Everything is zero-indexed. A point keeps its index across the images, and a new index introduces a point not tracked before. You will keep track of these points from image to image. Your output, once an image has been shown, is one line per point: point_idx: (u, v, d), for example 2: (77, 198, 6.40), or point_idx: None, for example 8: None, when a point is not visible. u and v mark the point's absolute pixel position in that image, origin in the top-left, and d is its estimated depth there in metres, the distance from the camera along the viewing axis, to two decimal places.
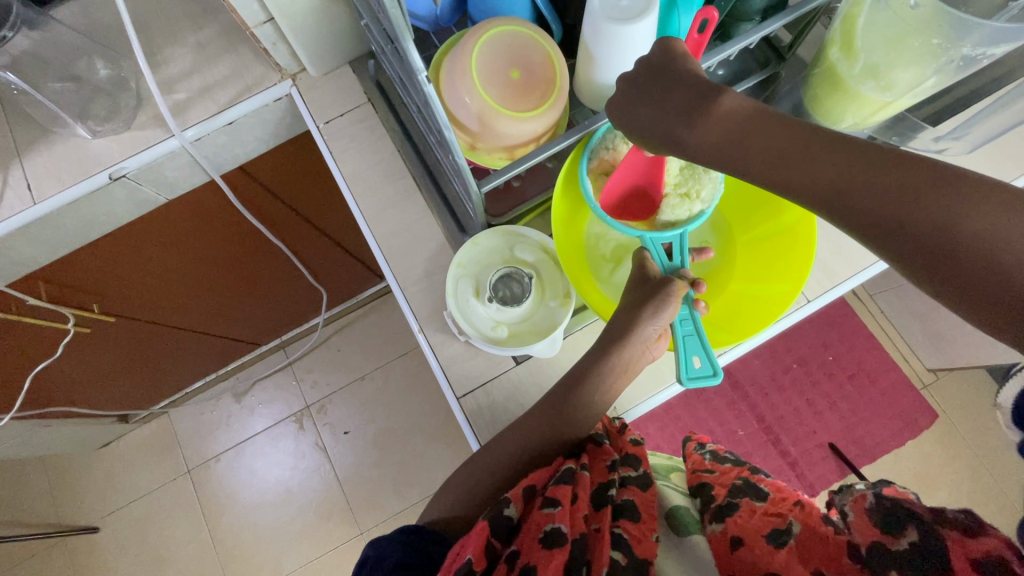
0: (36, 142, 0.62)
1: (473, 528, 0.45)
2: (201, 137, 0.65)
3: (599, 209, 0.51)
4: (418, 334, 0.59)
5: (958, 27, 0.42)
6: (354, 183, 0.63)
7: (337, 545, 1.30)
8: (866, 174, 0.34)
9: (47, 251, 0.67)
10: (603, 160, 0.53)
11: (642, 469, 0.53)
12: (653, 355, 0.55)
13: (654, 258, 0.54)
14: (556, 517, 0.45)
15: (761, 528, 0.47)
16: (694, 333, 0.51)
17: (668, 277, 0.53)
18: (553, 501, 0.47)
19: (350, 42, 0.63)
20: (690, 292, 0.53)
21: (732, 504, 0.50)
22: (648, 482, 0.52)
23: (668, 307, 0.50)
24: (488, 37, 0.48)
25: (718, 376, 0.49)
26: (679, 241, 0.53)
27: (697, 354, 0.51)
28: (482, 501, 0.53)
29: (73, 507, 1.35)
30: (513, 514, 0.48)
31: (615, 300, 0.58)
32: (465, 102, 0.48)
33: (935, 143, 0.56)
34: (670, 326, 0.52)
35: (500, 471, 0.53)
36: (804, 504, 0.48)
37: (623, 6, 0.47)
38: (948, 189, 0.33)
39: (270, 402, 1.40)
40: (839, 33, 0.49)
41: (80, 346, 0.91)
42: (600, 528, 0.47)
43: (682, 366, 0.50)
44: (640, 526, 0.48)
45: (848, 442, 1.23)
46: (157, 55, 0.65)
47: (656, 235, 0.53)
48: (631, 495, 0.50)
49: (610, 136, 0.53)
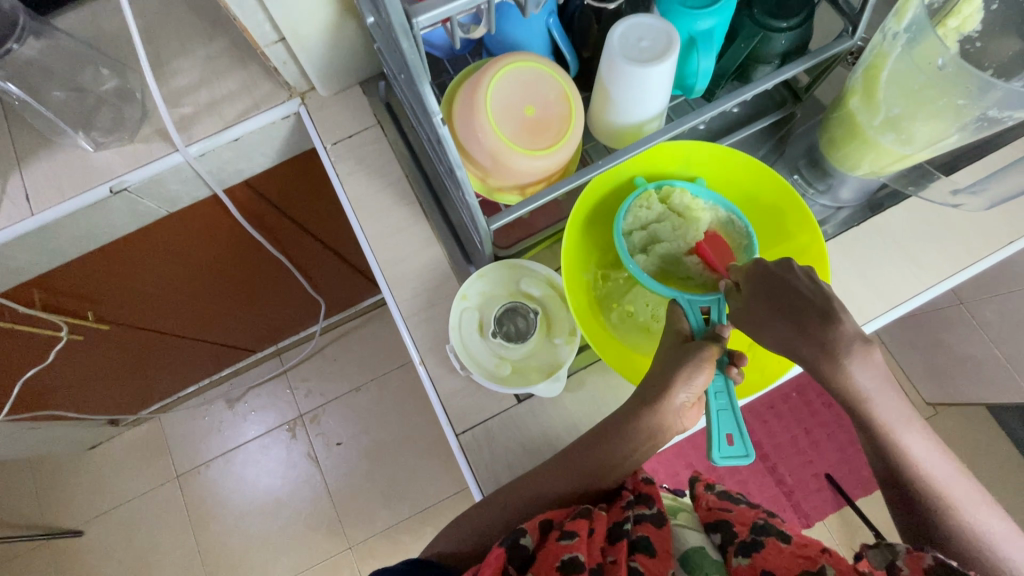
0: (37, 151, 0.61)
1: (489, 553, 0.45)
2: (205, 153, 0.64)
3: (631, 263, 0.51)
4: (419, 366, 0.57)
5: (981, 88, 0.40)
6: (360, 207, 0.62)
7: (325, 557, 1.28)
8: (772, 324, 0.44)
9: (42, 260, 0.66)
10: (637, 215, 0.54)
11: (657, 507, 0.52)
12: (683, 425, 0.52)
13: (689, 319, 0.50)
14: (574, 547, 0.45)
15: (793, 567, 0.46)
16: (728, 408, 0.47)
17: (698, 339, 0.48)
18: (570, 532, 0.47)
19: (362, 63, 0.62)
20: (723, 356, 0.48)
21: (756, 541, 0.49)
22: (664, 519, 0.50)
23: (700, 372, 0.46)
24: (507, 70, 0.47)
25: (752, 458, 0.43)
26: (718, 303, 0.50)
27: (731, 433, 0.46)
28: (480, 542, 0.52)
29: (57, 510, 1.33)
30: (529, 543, 0.46)
31: (646, 361, 0.55)
32: (478, 139, 0.47)
33: (951, 197, 0.53)
34: (704, 393, 0.48)
35: (500, 513, 0.51)
36: (832, 553, 0.47)
37: (644, 47, 0.46)
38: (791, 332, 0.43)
39: (263, 409, 1.38)
40: (861, 83, 0.48)
41: (71, 353, 0.89)
42: (615, 560, 0.46)
43: (714, 444, 0.45)
44: (657, 563, 0.47)
45: (846, 473, 1.22)
46: (165, 68, 0.64)
47: (694, 295, 0.50)
48: (645, 531, 0.49)
49: (647, 198, 0.55)
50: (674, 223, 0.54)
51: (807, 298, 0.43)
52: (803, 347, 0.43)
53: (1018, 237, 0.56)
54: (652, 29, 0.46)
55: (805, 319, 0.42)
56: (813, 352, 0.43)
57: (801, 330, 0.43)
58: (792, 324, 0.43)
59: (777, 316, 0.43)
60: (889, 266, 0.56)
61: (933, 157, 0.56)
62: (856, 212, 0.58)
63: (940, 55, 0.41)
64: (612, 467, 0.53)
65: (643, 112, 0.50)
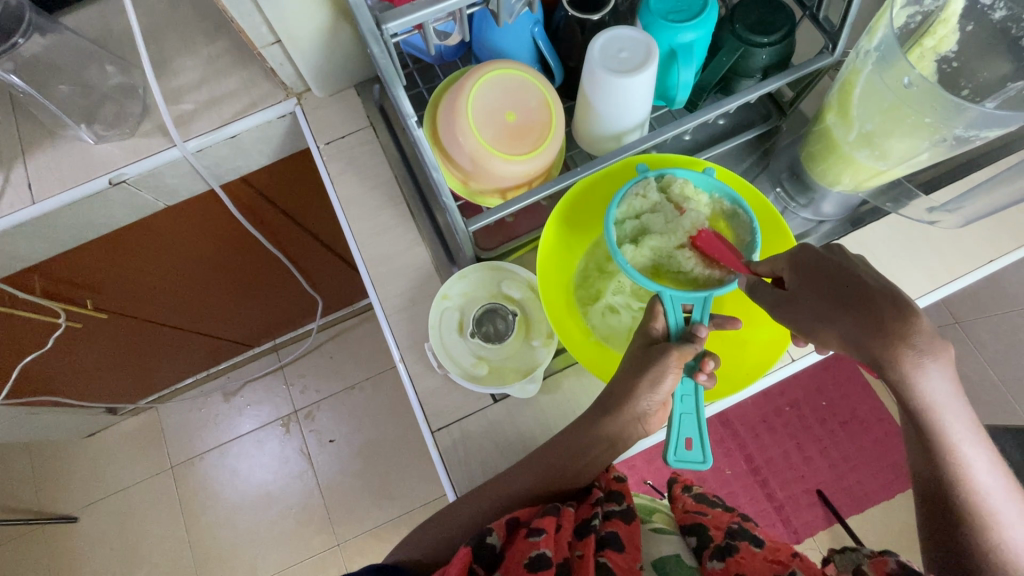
0: (41, 143, 0.64)
1: (456, 551, 0.45)
2: (203, 149, 0.65)
3: (620, 257, 0.49)
4: (399, 363, 0.58)
5: (948, 108, 0.41)
6: (350, 206, 0.63)
7: (314, 553, 1.29)
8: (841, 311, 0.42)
9: (42, 249, 0.68)
10: (631, 205, 0.52)
11: (626, 503, 0.53)
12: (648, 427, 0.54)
13: (668, 316, 0.50)
14: (542, 543, 0.45)
15: (764, 570, 0.47)
16: (693, 413, 0.49)
17: (673, 342, 0.50)
18: (537, 530, 0.47)
19: (357, 66, 0.64)
20: (692, 362, 0.50)
21: (730, 545, 0.50)
22: (632, 515, 0.52)
23: (666, 380, 0.49)
24: (489, 77, 0.49)
25: (707, 464, 0.48)
26: (702, 303, 0.50)
27: (691, 437, 0.49)
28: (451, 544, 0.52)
29: (54, 495, 1.35)
30: (496, 542, 0.47)
31: (614, 357, 0.56)
32: (460, 143, 0.48)
33: (928, 214, 0.53)
34: (670, 403, 0.50)
35: (473, 514, 0.51)
36: (802, 558, 0.49)
37: (623, 58, 0.47)
38: (860, 318, 0.41)
39: (258, 403, 1.40)
40: (837, 99, 0.49)
41: (71, 340, 0.91)
42: (584, 554, 0.47)
43: (671, 446, 0.48)
44: (626, 557, 0.48)
45: (837, 490, 1.21)
46: (167, 66, 0.66)
47: (679, 293, 0.49)
48: (614, 527, 0.50)
49: (645, 185, 0.52)
50: (669, 214, 0.51)
51: (876, 291, 0.41)
52: (873, 341, 0.40)
53: (997, 255, 0.56)
54: (632, 40, 0.47)
55: (875, 309, 0.40)
56: (881, 343, 0.40)
57: (872, 323, 0.40)
58: (858, 314, 0.41)
59: (840, 308, 0.42)
60: None
61: (914, 175, 0.57)
62: (837, 226, 0.59)
63: (906, 74, 0.41)
64: (584, 469, 0.54)
65: (625, 122, 0.51)
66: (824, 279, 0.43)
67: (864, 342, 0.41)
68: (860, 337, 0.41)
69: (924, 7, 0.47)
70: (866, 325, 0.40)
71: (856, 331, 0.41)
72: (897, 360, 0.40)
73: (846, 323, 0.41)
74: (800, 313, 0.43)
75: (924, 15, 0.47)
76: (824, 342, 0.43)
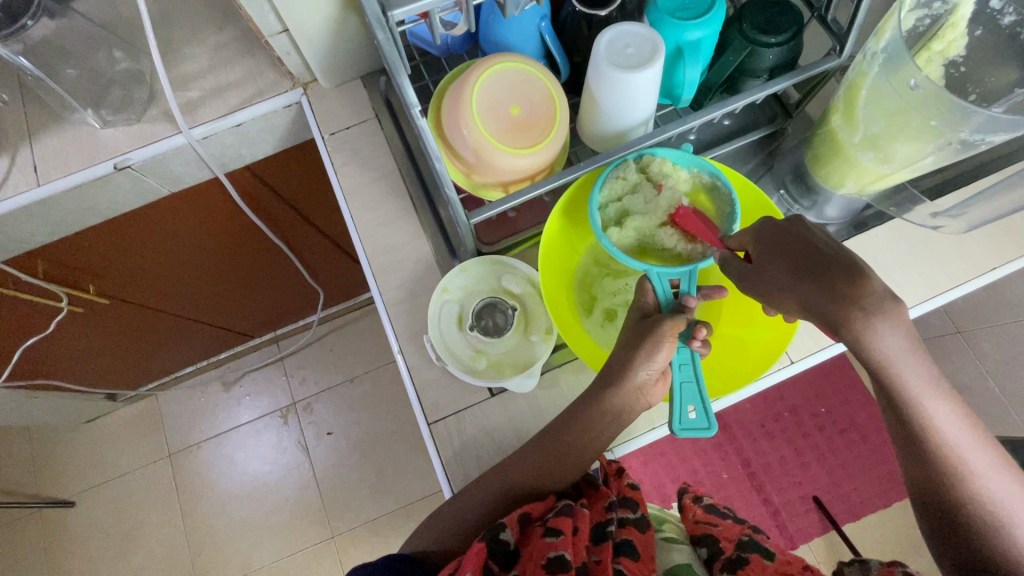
0: (48, 126, 0.64)
1: (472, 547, 0.45)
2: (208, 136, 0.66)
3: (605, 242, 0.50)
4: (397, 355, 0.58)
5: (955, 112, 0.41)
6: (352, 197, 0.63)
7: (308, 545, 1.29)
8: (794, 277, 0.42)
9: (45, 231, 0.68)
10: (614, 188, 0.53)
11: (641, 512, 0.52)
12: (651, 402, 0.53)
13: (656, 290, 0.51)
14: (559, 545, 0.46)
15: None
16: (693, 381, 0.49)
17: (665, 314, 0.50)
18: (554, 530, 0.47)
19: (364, 57, 0.64)
20: (687, 330, 0.50)
21: (742, 557, 0.51)
22: (646, 524, 0.51)
23: (663, 350, 0.48)
24: (495, 70, 0.49)
25: (712, 429, 0.47)
26: (689, 276, 0.50)
27: (693, 405, 0.49)
28: (450, 537, 0.52)
29: (52, 480, 1.35)
30: (510, 538, 0.47)
31: (608, 351, 0.56)
32: (463, 135, 0.48)
33: (931, 219, 0.54)
34: (669, 368, 0.50)
35: (470, 505, 0.51)
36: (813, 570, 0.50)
37: (629, 54, 0.47)
38: (812, 283, 0.41)
39: (257, 394, 1.40)
40: (843, 101, 0.48)
41: (72, 325, 0.91)
42: (601, 560, 0.47)
43: (675, 415, 0.49)
44: (641, 566, 0.47)
45: (834, 497, 1.20)
46: (175, 53, 0.67)
47: (665, 269, 0.50)
48: (628, 535, 0.49)
49: (624, 167, 0.52)
50: (650, 193, 0.52)
51: (834, 257, 0.41)
52: (828, 306, 0.40)
53: (1000, 263, 0.56)
54: (639, 37, 0.47)
55: (828, 274, 0.40)
56: (833, 308, 0.40)
57: (828, 288, 0.40)
58: (814, 279, 0.41)
59: (800, 276, 0.41)
60: None
61: (919, 181, 0.56)
62: (841, 229, 0.58)
63: (913, 76, 0.41)
64: (578, 466, 0.54)
65: (630, 118, 0.51)
66: (782, 247, 0.43)
67: (816, 309, 0.40)
68: (811, 304, 0.41)
69: (934, 10, 0.47)
70: (815, 289, 0.40)
71: (811, 296, 0.40)
72: (852, 324, 0.39)
73: (797, 289, 0.41)
74: (763, 284, 0.44)
75: (932, 18, 0.47)
76: (789, 311, 0.43)
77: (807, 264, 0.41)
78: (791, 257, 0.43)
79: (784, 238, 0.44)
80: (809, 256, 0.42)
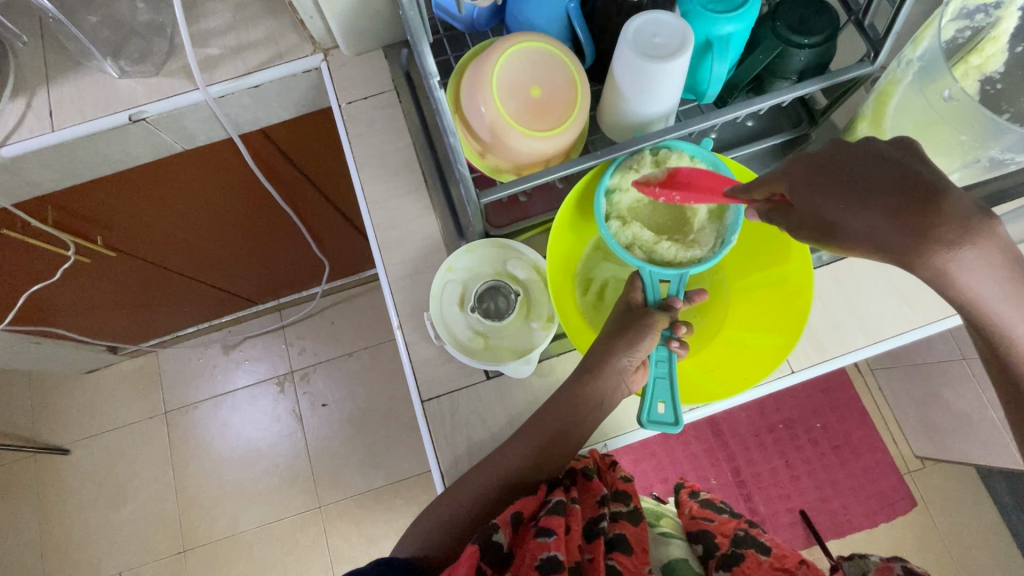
0: (66, 71, 0.63)
1: (463, 551, 0.44)
2: (226, 95, 0.65)
3: (605, 232, 0.51)
4: (397, 330, 0.58)
5: (989, 129, 0.39)
6: (364, 168, 0.63)
7: (295, 513, 1.31)
8: (854, 214, 0.35)
9: (56, 178, 0.68)
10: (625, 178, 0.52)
11: (633, 505, 0.54)
12: (630, 389, 0.54)
13: (646, 290, 0.52)
14: (552, 545, 0.45)
15: None
16: (666, 378, 0.51)
17: (651, 309, 0.51)
18: (546, 530, 0.46)
19: (387, 28, 0.63)
20: (667, 329, 0.52)
21: (737, 554, 0.52)
22: (638, 517, 0.53)
23: (644, 339, 0.51)
24: (518, 49, 0.48)
25: (678, 426, 0.49)
26: (679, 278, 0.52)
27: (664, 400, 0.50)
28: (438, 525, 0.51)
29: (49, 427, 1.37)
30: (502, 540, 0.47)
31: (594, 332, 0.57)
32: (481, 112, 0.48)
33: None
34: (646, 357, 0.52)
35: (459, 493, 0.51)
36: (808, 565, 0.50)
37: (657, 43, 0.46)
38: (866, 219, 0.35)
39: (256, 359, 1.41)
40: (871, 110, 0.47)
41: (77, 274, 0.92)
42: (593, 558, 0.48)
43: (645, 408, 0.50)
44: (634, 560, 0.49)
45: (821, 513, 1.20)
46: (198, 8, 0.66)
47: (658, 269, 0.51)
48: (622, 529, 0.51)
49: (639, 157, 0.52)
50: None
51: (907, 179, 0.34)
52: (895, 241, 0.34)
53: None
54: (667, 26, 0.46)
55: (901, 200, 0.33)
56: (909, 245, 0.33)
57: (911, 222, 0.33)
58: (886, 206, 0.34)
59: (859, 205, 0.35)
60: (876, 296, 0.58)
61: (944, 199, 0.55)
62: None
63: (948, 87, 0.40)
64: (567, 455, 0.53)
65: (653, 110, 0.50)
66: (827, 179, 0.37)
67: (886, 241, 0.34)
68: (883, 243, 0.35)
69: (976, 22, 0.45)
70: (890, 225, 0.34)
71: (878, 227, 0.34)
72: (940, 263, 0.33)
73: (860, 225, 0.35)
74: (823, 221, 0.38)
75: (973, 30, 0.46)
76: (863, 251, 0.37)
77: (861, 189, 0.35)
78: (846, 188, 0.36)
79: (834, 163, 0.37)
80: (856, 185, 0.36)
